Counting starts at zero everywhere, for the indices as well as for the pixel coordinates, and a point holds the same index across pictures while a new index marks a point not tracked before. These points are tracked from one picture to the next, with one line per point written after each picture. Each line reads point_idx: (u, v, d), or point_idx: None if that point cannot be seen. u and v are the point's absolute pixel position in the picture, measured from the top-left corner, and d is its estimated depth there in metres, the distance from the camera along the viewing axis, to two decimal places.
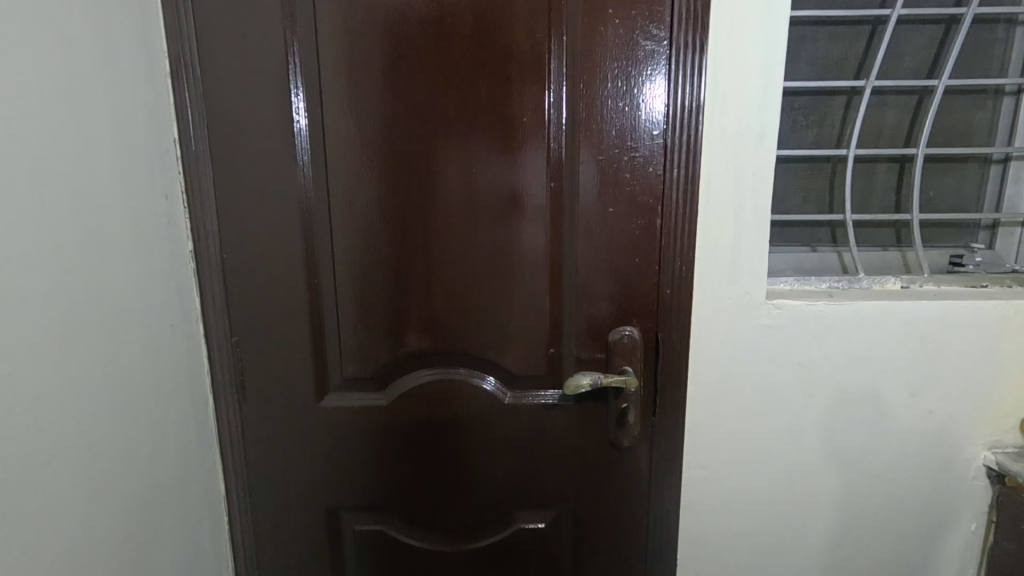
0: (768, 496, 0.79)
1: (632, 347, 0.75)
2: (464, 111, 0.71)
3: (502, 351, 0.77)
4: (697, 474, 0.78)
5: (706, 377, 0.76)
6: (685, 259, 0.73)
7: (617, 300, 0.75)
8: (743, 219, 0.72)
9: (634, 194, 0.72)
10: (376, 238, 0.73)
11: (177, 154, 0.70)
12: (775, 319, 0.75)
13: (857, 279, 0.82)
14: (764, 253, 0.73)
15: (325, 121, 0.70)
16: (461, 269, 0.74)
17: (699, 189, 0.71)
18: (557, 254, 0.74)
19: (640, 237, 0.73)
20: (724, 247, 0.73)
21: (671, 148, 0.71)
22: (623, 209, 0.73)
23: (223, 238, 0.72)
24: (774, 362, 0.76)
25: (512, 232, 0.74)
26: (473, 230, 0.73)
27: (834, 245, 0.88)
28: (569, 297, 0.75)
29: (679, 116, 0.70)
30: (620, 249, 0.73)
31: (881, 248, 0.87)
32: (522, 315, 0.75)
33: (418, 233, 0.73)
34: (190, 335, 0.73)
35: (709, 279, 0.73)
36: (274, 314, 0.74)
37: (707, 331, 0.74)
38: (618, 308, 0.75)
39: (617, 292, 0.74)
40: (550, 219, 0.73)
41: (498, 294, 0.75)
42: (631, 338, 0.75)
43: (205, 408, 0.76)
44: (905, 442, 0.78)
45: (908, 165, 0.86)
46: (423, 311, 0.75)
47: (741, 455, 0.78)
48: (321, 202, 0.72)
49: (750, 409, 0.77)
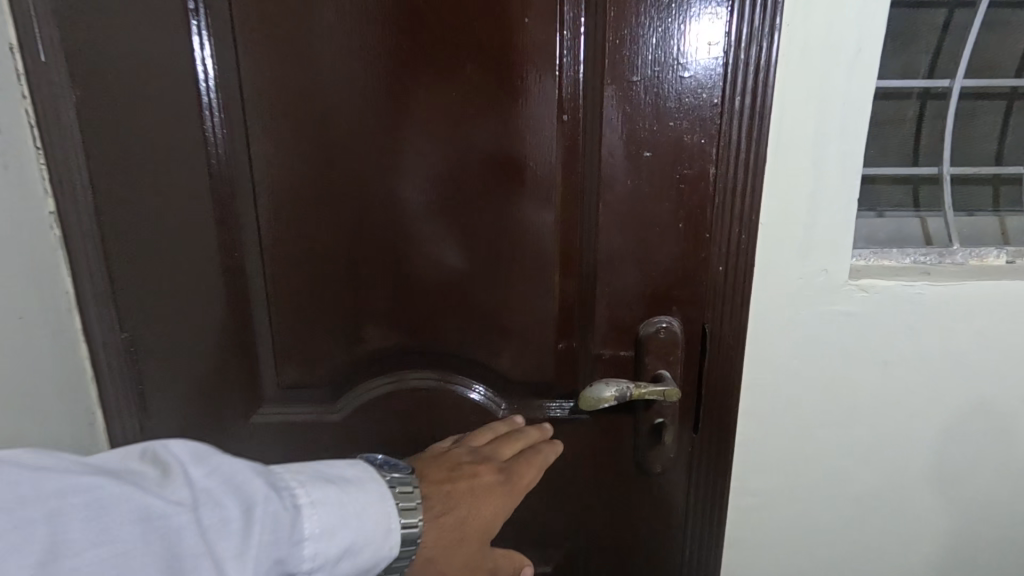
0: (831, 525, 0.63)
1: (670, 343, 0.57)
2: (440, 10, 0.49)
3: (496, 350, 0.57)
4: (746, 503, 0.61)
5: (762, 381, 0.58)
6: (746, 225, 0.53)
7: (649, 279, 0.56)
8: (827, 167, 0.52)
9: (679, 134, 0.52)
10: (317, 194, 0.53)
11: (19, 69, 0.48)
12: (859, 305, 0.56)
13: (951, 252, 0.66)
14: (851, 215, 0.53)
15: (236, 23, 0.49)
16: (440, 240, 0.54)
17: (768, 126, 0.51)
18: (569, 219, 0.55)
19: (685, 191, 0.53)
20: (797, 207, 0.53)
21: (733, 66, 0.50)
22: (662, 156, 0.52)
23: (98, 195, 0.51)
24: (853, 362, 0.57)
25: (509, 185, 0.53)
26: (455, 185, 0.53)
27: (914, 208, 0.69)
28: (585, 277, 0.56)
29: (746, 20, 0.49)
30: (657, 210, 0.54)
31: (971, 214, 0.69)
32: (522, 302, 0.56)
33: (379, 190, 0.53)
34: (58, 331, 0.52)
35: (775, 253, 0.54)
36: (180, 301, 0.54)
37: (768, 323, 0.56)
38: (650, 290, 0.56)
39: (650, 267, 0.55)
40: (562, 167, 0.53)
41: (490, 274, 0.55)
42: (671, 332, 0.57)
43: (92, 427, 0.56)
44: (1013, 462, 0.61)
45: (1016, 103, 0.67)
46: (389, 298, 0.56)
47: (801, 478, 0.61)
48: (240, 146, 0.52)
49: (817, 420, 0.59)
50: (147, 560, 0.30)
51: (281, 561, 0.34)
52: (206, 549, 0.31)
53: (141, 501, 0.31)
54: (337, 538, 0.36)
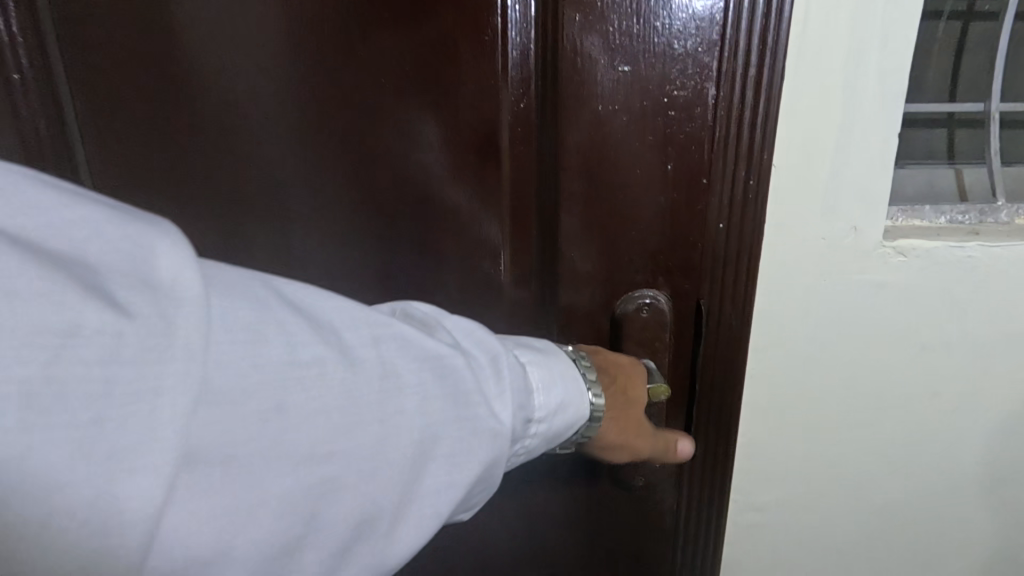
0: (852, 544, 0.52)
1: (657, 326, 0.45)
2: None
3: (430, 329, 0.47)
4: (749, 518, 0.50)
5: (771, 374, 0.46)
6: (752, 170, 0.41)
7: (629, 240, 0.44)
8: (863, 89, 0.39)
9: (663, 48, 0.39)
10: (203, 130, 0.43)
11: None
12: (895, 275, 0.44)
13: (996, 209, 0.54)
14: (892, 155, 0.41)
15: None
16: (355, 192, 0.45)
17: (790, 27, 0.37)
18: (517, 165, 0.44)
19: (676, 122, 0.41)
20: (824, 144, 0.40)
21: None
22: (640, 79, 0.40)
23: None
24: (885, 349, 0.46)
25: (444, 117, 0.42)
26: (367, 123, 0.43)
27: (947, 159, 0.57)
28: (543, 237, 0.45)
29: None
30: (639, 146, 0.41)
31: (1019, 165, 0.57)
32: (462, 268, 0.46)
33: (276, 128, 0.43)
34: None
35: (791, 208, 0.41)
36: None
37: (780, 300, 0.44)
38: (630, 253, 0.44)
39: (632, 224, 0.43)
40: (509, 93, 0.42)
41: (419, 234, 0.45)
42: (660, 312, 0.45)
43: None
44: None
45: None
46: (301, 264, 0.47)
47: (817, 489, 0.50)
48: (93, 73, 0.41)
49: (837, 420, 0.48)
50: (430, 394, 0.31)
51: (521, 406, 0.36)
52: (473, 387, 0.33)
53: (413, 342, 0.32)
54: (552, 391, 0.38)
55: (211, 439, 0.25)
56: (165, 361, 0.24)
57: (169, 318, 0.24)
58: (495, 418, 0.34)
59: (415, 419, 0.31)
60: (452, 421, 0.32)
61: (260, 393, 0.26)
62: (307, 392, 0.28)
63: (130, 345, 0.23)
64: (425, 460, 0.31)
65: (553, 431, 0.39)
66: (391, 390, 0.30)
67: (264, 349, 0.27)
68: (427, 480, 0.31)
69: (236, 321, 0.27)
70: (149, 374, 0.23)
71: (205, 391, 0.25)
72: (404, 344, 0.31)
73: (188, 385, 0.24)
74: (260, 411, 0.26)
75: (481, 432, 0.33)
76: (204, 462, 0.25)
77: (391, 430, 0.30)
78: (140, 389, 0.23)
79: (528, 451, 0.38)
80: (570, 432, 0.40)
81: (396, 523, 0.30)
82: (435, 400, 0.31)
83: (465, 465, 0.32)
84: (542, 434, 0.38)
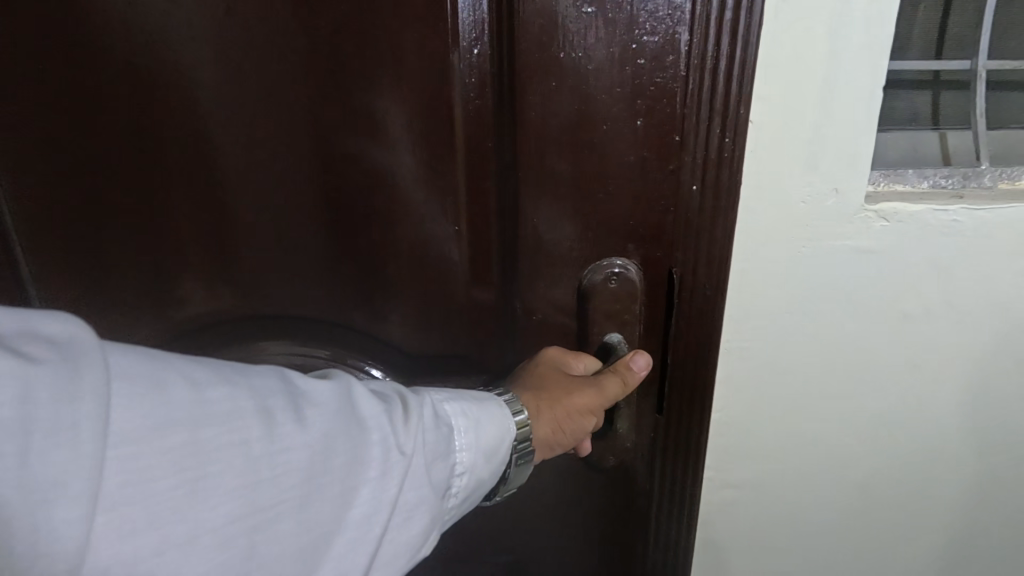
0: (828, 522, 0.51)
1: (627, 295, 0.43)
2: None
3: (393, 299, 0.46)
4: (725, 496, 0.49)
5: (746, 343, 0.44)
6: (725, 126, 0.38)
7: (597, 202, 0.41)
8: (848, 34, 0.36)
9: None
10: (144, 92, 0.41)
11: None
12: (877, 240, 0.41)
13: (980, 172, 0.52)
14: (878, 108, 0.37)
15: None
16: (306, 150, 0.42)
17: None
18: (476, 122, 0.41)
19: (646, 72, 0.38)
20: (805, 95, 0.37)
21: None
22: (607, 22, 0.37)
23: None
24: (864, 318, 0.44)
25: (398, 70, 0.40)
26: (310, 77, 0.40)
27: (934, 121, 0.54)
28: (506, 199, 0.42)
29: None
30: (607, 98, 0.39)
31: (1003, 127, 0.54)
32: (420, 234, 0.44)
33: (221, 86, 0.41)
34: None
35: (770, 164, 0.39)
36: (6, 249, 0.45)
37: (756, 266, 0.41)
38: (599, 217, 0.42)
39: (599, 185, 0.41)
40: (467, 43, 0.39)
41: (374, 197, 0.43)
42: (626, 280, 0.43)
43: None
44: None
45: None
46: (257, 232, 0.45)
47: (793, 466, 0.48)
48: (25, 48, 0.40)
49: (815, 394, 0.46)
50: (335, 448, 0.29)
51: (445, 449, 0.33)
52: (386, 437, 0.31)
53: (308, 381, 0.30)
54: (471, 411, 0.35)
55: (128, 474, 0.24)
56: (77, 397, 0.23)
57: (74, 359, 0.24)
58: (410, 448, 0.31)
59: (321, 476, 0.28)
60: (365, 473, 0.30)
61: (169, 426, 0.25)
62: (214, 422, 0.26)
63: (43, 382, 0.23)
64: (345, 486, 0.29)
65: (486, 471, 0.36)
66: (296, 419, 0.29)
67: (164, 393, 0.25)
68: (354, 507, 0.30)
69: (141, 375, 0.25)
70: (51, 430, 0.23)
71: (112, 424, 0.24)
72: (300, 382, 0.30)
73: (97, 421, 0.23)
74: (181, 443, 0.25)
75: (394, 462, 0.31)
76: (131, 488, 0.24)
77: (295, 460, 0.28)
78: (58, 416, 0.23)
79: (468, 472, 0.35)
80: (506, 448, 0.37)
81: (331, 552, 0.29)
82: (332, 433, 0.29)
83: (387, 490, 0.30)
84: (471, 451, 0.35)
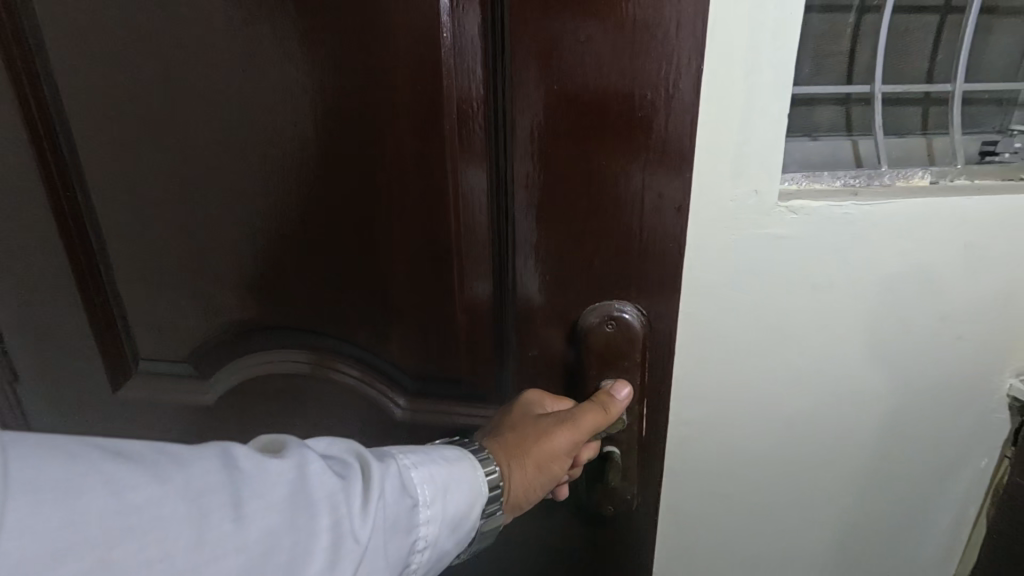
0: (764, 454, 0.64)
1: (624, 337, 0.56)
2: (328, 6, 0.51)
3: (413, 341, 0.63)
4: (680, 432, 0.62)
5: (693, 309, 0.57)
6: (670, 198, 0.51)
7: (577, 287, 0.56)
8: (759, 81, 0.48)
9: (603, 84, 0.49)
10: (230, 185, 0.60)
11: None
12: (789, 229, 0.54)
13: (879, 173, 0.65)
14: (786, 132, 0.50)
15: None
16: (361, 209, 0.58)
17: (683, 129, 0.49)
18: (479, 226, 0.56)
19: (606, 200, 0.52)
20: (730, 124, 0.50)
21: (645, 69, 0.47)
22: (573, 166, 0.51)
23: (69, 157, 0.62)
24: (785, 288, 0.57)
25: (423, 192, 0.55)
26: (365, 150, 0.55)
27: (847, 132, 0.68)
28: (513, 249, 0.56)
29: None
30: (578, 217, 0.53)
31: (904, 134, 0.68)
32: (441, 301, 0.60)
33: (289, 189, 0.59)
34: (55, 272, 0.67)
35: (705, 174, 0.52)
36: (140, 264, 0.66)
37: (698, 249, 0.54)
38: (580, 297, 0.56)
39: (578, 276, 0.55)
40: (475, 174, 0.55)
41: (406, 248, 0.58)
42: (624, 326, 0.56)
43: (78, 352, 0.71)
44: (929, 379, 0.63)
45: (950, 17, 0.66)
46: (311, 288, 0.63)
47: (734, 409, 0.61)
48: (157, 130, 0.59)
49: (747, 350, 0.59)
50: (277, 535, 0.37)
51: (393, 523, 0.43)
52: (338, 519, 0.39)
53: (256, 472, 0.38)
54: (430, 480, 0.47)
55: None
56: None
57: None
58: (362, 532, 0.40)
59: (257, 562, 0.36)
60: (314, 556, 0.38)
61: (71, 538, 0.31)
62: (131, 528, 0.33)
63: None
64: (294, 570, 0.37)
65: (430, 535, 0.46)
66: (234, 517, 0.36)
67: (82, 500, 0.32)
68: None
69: (47, 487, 0.32)
70: None
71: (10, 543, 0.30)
72: (246, 472, 0.38)
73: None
74: (82, 560, 0.31)
75: (350, 546, 0.39)
76: None
77: (236, 551, 0.35)
78: None
79: (422, 537, 0.45)
80: (473, 511, 0.50)
81: None
82: (286, 521, 0.38)
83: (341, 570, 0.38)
84: (425, 518, 0.45)
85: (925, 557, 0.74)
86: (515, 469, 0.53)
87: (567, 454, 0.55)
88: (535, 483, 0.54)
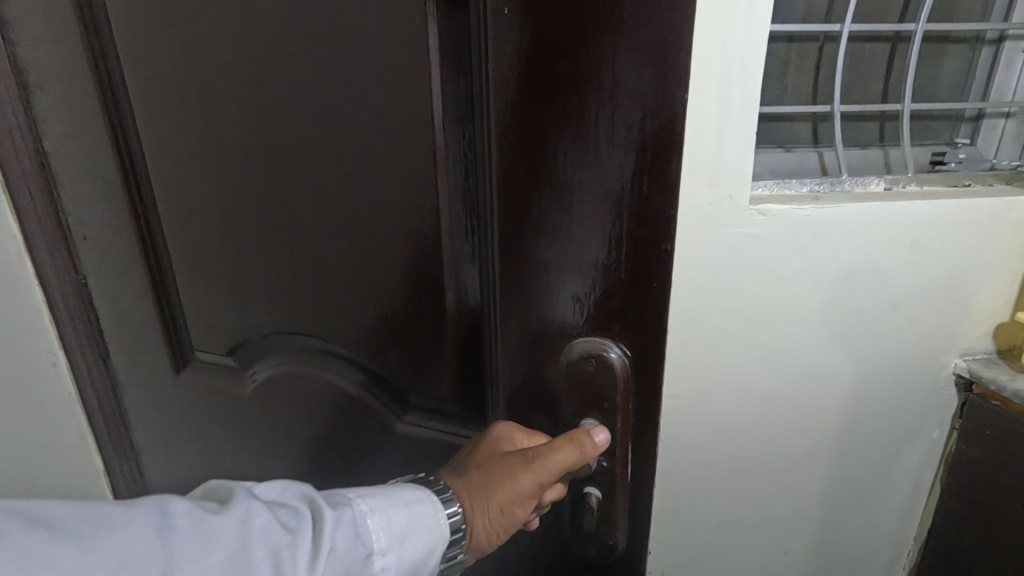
0: (740, 425, 0.74)
1: (601, 378, 0.61)
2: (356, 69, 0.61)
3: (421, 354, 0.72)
4: (667, 404, 0.72)
5: (678, 296, 0.66)
6: (643, 253, 0.56)
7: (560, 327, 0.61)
8: (729, 106, 0.58)
9: (580, 154, 0.53)
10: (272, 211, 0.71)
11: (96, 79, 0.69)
12: (757, 228, 0.64)
13: (840, 181, 0.74)
14: (753, 147, 0.60)
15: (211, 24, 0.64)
16: (391, 239, 0.67)
17: (652, 190, 0.53)
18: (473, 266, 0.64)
19: (584, 252, 0.57)
20: (707, 141, 0.60)
21: (617, 138, 0.52)
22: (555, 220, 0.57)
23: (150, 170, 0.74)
24: (756, 279, 0.66)
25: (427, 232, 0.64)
26: (396, 188, 0.64)
27: (815, 144, 0.79)
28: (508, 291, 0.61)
29: (635, 27, 0.48)
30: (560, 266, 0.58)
31: (862, 147, 0.79)
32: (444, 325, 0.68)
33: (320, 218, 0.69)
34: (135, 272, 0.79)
35: (688, 181, 0.61)
36: (204, 268, 0.78)
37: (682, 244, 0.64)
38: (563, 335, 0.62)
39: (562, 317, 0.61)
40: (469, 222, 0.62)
41: (426, 276, 0.67)
42: (607, 362, 0.61)
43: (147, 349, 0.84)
44: (884, 358, 0.73)
45: (900, 45, 0.76)
46: (335, 301, 0.73)
47: (714, 384, 0.71)
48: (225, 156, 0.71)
49: (724, 333, 0.69)
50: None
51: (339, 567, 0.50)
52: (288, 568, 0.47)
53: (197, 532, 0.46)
54: (381, 528, 0.55)
55: None
56: None
57: None
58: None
59: None
60: None
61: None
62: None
63: None
64: None
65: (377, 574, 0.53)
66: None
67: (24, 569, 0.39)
68: None
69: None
70: None
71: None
72: (183, 533, 0.45)
73: None
74: None
75: None
76: None
77: None
78: None
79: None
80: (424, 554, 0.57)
81: None
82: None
83: None
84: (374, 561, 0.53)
85: (886, 518, 0.84)
86: (484, 509, 0.60)
87: (527, 495, 0.61)
88: (502, 519, 0.61)
